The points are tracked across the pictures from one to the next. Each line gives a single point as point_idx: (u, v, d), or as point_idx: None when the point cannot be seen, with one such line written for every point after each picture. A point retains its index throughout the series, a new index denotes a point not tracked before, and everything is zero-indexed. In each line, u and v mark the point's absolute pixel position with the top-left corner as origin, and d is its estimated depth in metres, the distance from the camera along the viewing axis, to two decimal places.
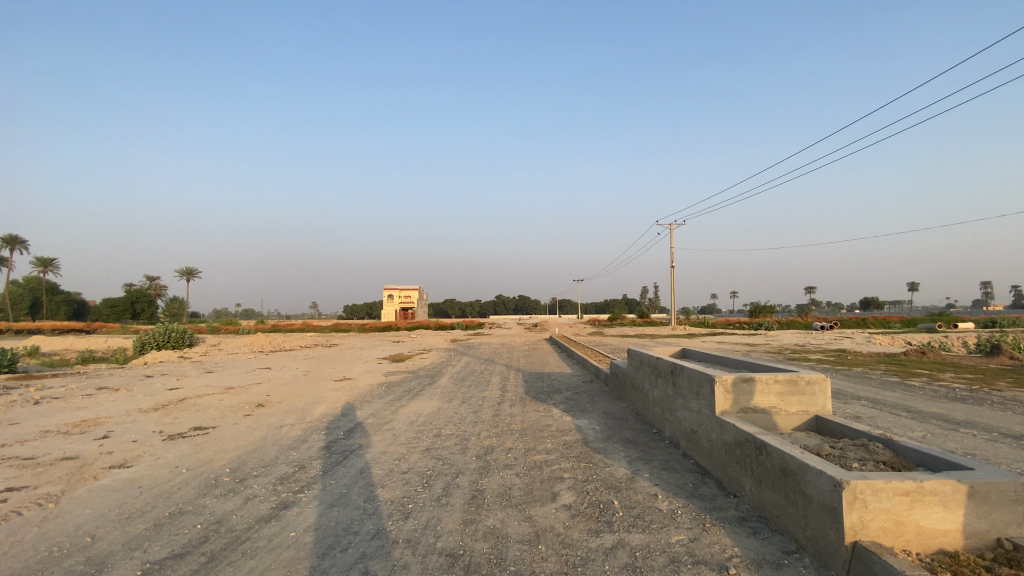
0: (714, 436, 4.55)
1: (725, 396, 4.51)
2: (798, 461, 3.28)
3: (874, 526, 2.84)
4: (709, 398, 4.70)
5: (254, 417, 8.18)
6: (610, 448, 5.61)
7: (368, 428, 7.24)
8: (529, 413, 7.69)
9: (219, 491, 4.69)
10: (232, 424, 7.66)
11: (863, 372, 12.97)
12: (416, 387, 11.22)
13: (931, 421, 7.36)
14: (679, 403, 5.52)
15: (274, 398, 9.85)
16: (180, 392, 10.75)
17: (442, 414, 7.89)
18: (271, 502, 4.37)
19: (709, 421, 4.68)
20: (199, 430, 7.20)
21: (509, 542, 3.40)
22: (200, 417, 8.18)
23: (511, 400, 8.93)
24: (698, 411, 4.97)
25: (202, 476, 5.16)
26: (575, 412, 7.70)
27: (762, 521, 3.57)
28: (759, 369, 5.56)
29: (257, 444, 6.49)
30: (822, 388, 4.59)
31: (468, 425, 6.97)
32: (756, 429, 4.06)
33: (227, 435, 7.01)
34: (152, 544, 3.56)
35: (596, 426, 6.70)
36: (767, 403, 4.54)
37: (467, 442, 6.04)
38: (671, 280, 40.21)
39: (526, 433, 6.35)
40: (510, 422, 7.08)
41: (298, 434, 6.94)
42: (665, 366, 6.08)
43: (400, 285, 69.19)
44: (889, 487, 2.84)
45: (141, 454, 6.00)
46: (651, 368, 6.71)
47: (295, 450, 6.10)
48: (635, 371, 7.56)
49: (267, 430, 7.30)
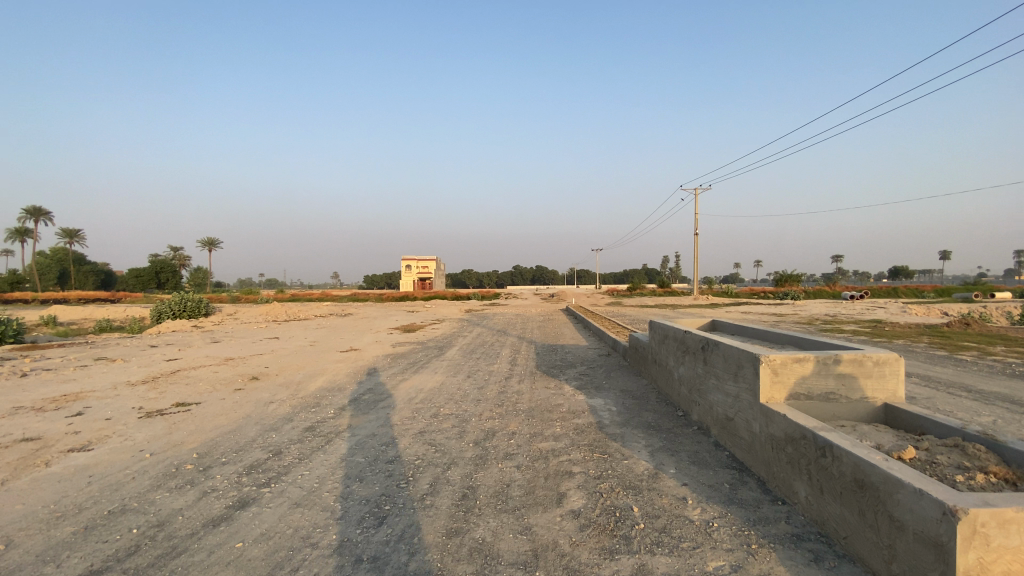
0: (757, 427, 3.75)
1: (772, 379, 3.69)
2: (882, 472, 2.45)
3: (997, 570, 2.04)
4: (751, 382, 3.86)
5: (244, 392, 7.63)
6: (628, 434, 4.85)
7: (362, 405, 6.61)
8: (538, 390, 6.94)
9: (175, 483, 4.11)
10: (218, 400, 7.12)
11: (904, 345, 11.88)
12: (421, 360, 10.56)
13: (997, 402, 6.39)
14: (711, 384, 4.71)
15: (271, 370, 9.32)
16: (176, 363, 10.34)
17: (444, 390, 7.22)
18: (228, 499, 3.74)
19: (751, 409, 3.88)
20: (180, 407, 6.68)
21: (499, 564, 2.69)
22: (187, 391, 7.67)
23: (519, 375, 8.18)
24: (736, 396, 4.16)
25: (163, 463, 4.59)
26: (589, 389, 6.95)
27: (825, 542, 2.78)
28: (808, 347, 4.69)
29: (237, 423, 5.90)
30: (894, 369, 3.71)
31: (469, 404, 6.26)
32: (815, 424, 3.22)
33: (208, 412, 6.46)
34: (69, 558, 3.00)
35: (613, 407, 5.93)
36: (824, 389, 3.71)
37: (465, 424, 5.34)
38: (694, 248, 38.83)
39: (533, 415, 5.61)
40: (516, 401, 6.34)
41: (285, 412, 6.34)
42: (694, 342, 5.25)
43: (417, 256, 68.75)
44: (1022, 517, 2.05)
45: (109, 436, 5.49)
46: (677, 343, 5.87)
47: (275, 431, 5.48)
48: (658, 344, 6.73)
49: (253, 406, 6.74)
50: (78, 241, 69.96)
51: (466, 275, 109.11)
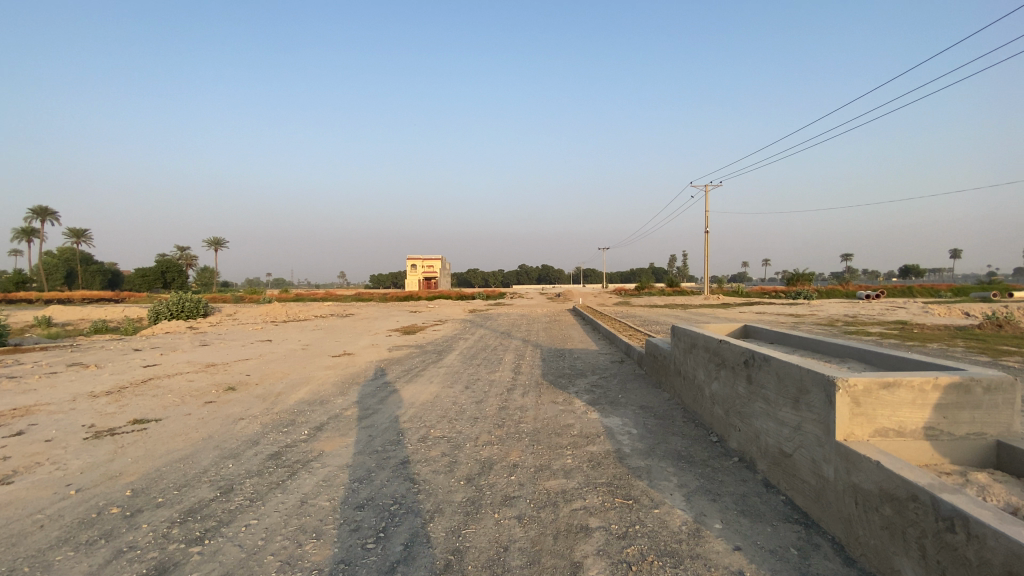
0: (830, 473, 2.86)
1: (851, 412, 2.79)
2: None
3: None
4: (822, 413, 2.96)
5: (214, 406, 6.81)
6: (655, 468, 3.98)
7: (343, 421, 5.77)
8: (544, 407, 6.05)
9: (88, 537, 3.28)
10: (182, 417, 6.32)
11: (941, 348, 10.91)
12: (417, 367, 9.73)
13: None
14: (757, 408, 3.83)
15: (252, 379, 8.51)
16: (153, 371, 9.59)
17: (437, 405, 6.37)
18: (143, 564, 2.88)
19: (820, 447, 2.97)
20: (135, 428, 5.91)
21: None
22: (151, 405, 6.89)
23: (524, 387, 7.28)
24: (795, 427, 3.26)
25: (88, 507, 3.77)
26: (603, 405, 6.07)
27: None
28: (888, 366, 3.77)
29: (193, 449, 5.07)
30: (1011, 397, 2.76)
31: (465, 423, 5.40)
32: (934, 478, 2.31)
33: (166, 434, 5.65)
34: None
35: (632, 429, 5.05)
36: (919, 423, 2.80)
37: (458, 452, 4.47)
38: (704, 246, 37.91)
39: (538, 440, 4.73)
40: (519, 420, 5.47)
41: (253, 432, 5.51)
42: (733, 355, 4.35)
43: (423, 256, 68.12)
44: None
45: (41, 463, 4.70)
46: (709, 355, 4.97)
47: (233, 460, 4.64)
48: (683, 355, 5.84)
49: (219, 425, 5.91)
50: (85, 241, 70.17)
51: (471, 274, 108.37)
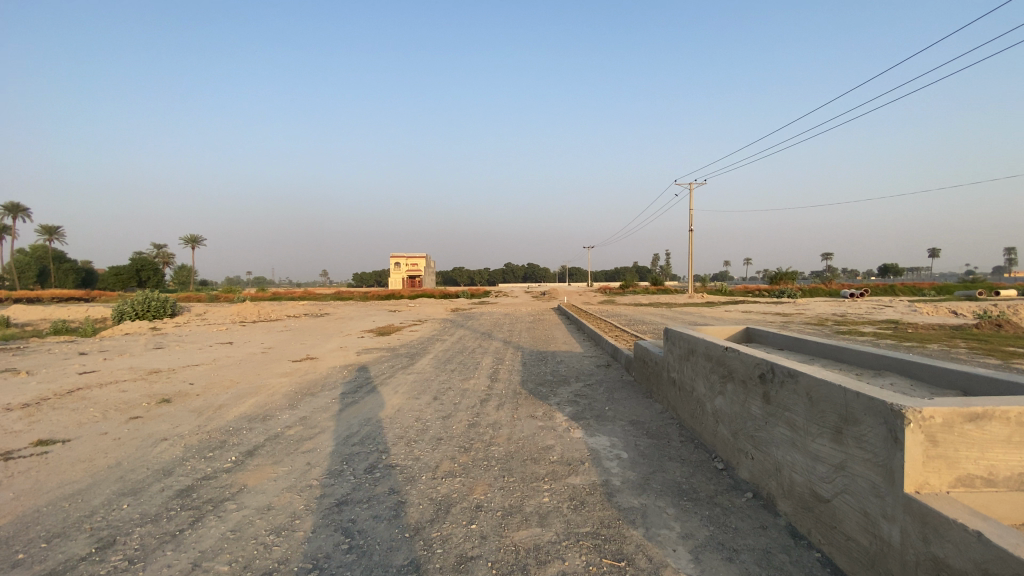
0: (895, 535, 2.10)
1: (926, 455, 2.04)
2: None
3: None
4: (879, 453, 2.21)
5: (139, 422, 5.88)
6: (652, 510, 3.18)
7: (285, 444, 4.91)
8: (520, 423, 5.24)
9: None
10: (97, 436, 5.39)
11: (943, 350, 10.34)
12: (384, 373, 8.83)
13: None
14: (778, 434, 3.08)
15: (195, 388, 7.55)
16: (88, 379, 8.55)
17: (398, 422, 5.52)
18: None
19: (877, 498, 2.22)
20: (36, 451, 4.96)
21: None
22: (65, 421, 5.93)
23: (499, 398, 6.46)
24: (836, 466, 2.50)
25: None
26: (587, 420, 5.27)
27: None
28: (945, 382, 3.09)
29: (90, 481, 4.15)
30: None
31: (426, 447, 4.57)
32: None
33: (68, 459, 4.72)
34: None
35: (622, 453, 4.25)
36: (1015, 468, 2.09)
37: (411, 488, 3.64)
38: (690, 245, 37.68)
39: (509, 470, 3.90)
40: (489, 441, 4.65)
41: (171, 458, 4.60)
42: (743, 366, 3.59)
43: (407, 255, 66.91)
44: None
45: None
46: (712, 364, 4.22)
47: (131, 499, 3.74)
48: (679, 362, 5.08)
49: (136, 447, 4.98)
50: (57, 238, 67.53)
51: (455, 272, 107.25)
